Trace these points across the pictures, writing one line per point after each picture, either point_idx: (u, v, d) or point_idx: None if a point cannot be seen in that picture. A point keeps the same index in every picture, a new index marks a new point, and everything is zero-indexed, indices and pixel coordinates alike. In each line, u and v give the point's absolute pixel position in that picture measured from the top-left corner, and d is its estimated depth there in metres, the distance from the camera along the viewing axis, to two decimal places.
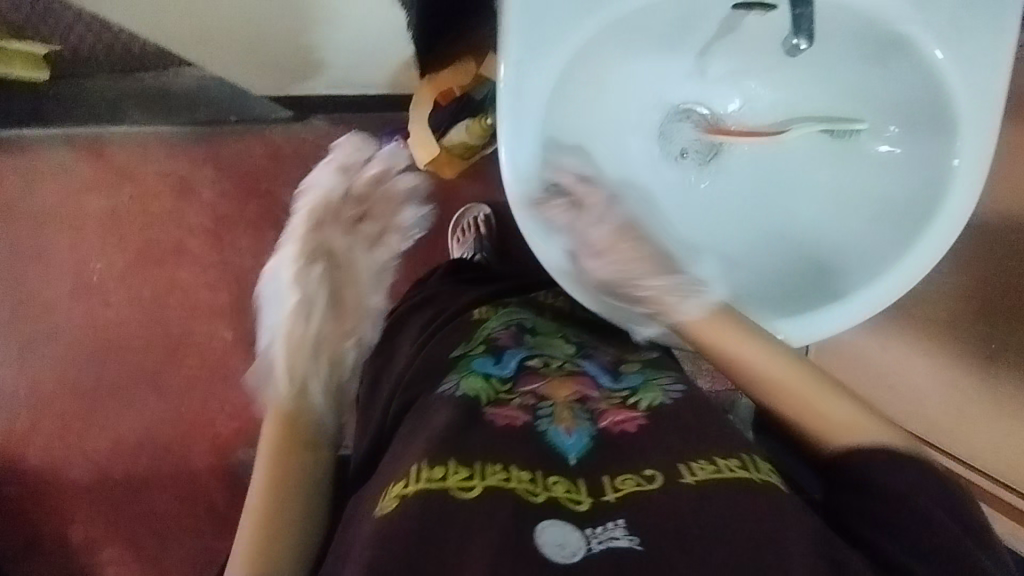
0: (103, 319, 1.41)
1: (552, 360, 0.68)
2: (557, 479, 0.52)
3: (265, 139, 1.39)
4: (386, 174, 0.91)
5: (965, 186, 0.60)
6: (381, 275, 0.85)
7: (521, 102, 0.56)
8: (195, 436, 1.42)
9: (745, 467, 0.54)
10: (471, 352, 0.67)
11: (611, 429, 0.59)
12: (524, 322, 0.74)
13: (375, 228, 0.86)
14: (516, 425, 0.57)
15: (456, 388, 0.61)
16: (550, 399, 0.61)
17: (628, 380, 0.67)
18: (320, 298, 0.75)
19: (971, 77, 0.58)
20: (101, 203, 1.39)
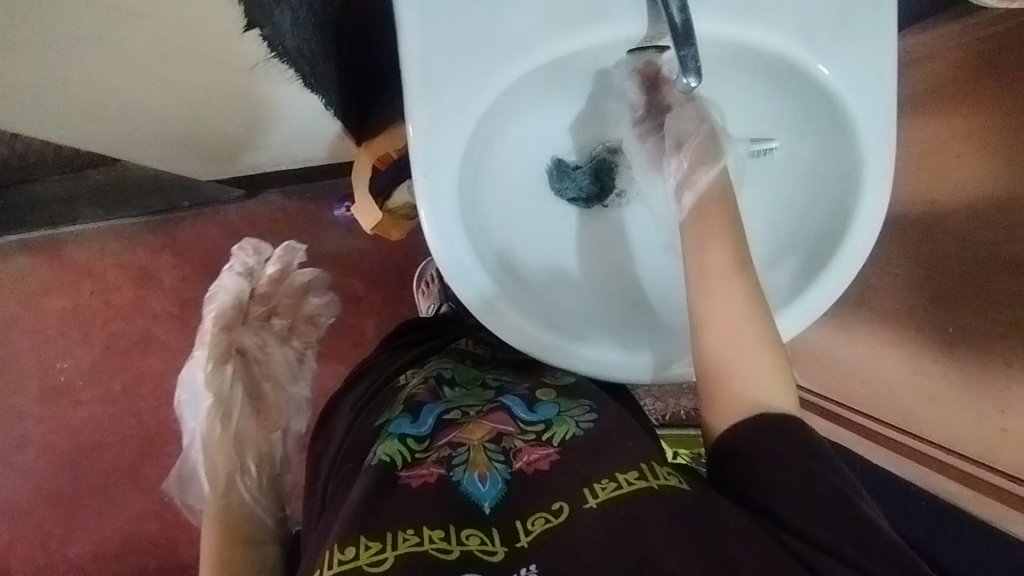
0: (75, 419, 1.39)
1: (470, 409, 0.72)
2: (471, 532, 0.55)
3: (220, 218, 1.39)
4: (287, 269, 1.18)
5: (874, 187, 0.63)
6: (294, 369, 1.10)
7: (434, 167, 0.58)
8: (181, 526, 1.39)
9: (643, 477, 0.58)
10: (391, 416, 0.71)
11: (524, 470, 0.63)
12: (443, 374, 0.79)
13: (284, 324, 1.14)
14: (430, 484, 0.59)
15: (374, 454, 0.65)
16: (465, 446, 0.65)
17: (542, 411, 0.71)
18: (235, 401, 0.96)
19: (860, 86, 0.61)
20: (63, 304, 1.38)
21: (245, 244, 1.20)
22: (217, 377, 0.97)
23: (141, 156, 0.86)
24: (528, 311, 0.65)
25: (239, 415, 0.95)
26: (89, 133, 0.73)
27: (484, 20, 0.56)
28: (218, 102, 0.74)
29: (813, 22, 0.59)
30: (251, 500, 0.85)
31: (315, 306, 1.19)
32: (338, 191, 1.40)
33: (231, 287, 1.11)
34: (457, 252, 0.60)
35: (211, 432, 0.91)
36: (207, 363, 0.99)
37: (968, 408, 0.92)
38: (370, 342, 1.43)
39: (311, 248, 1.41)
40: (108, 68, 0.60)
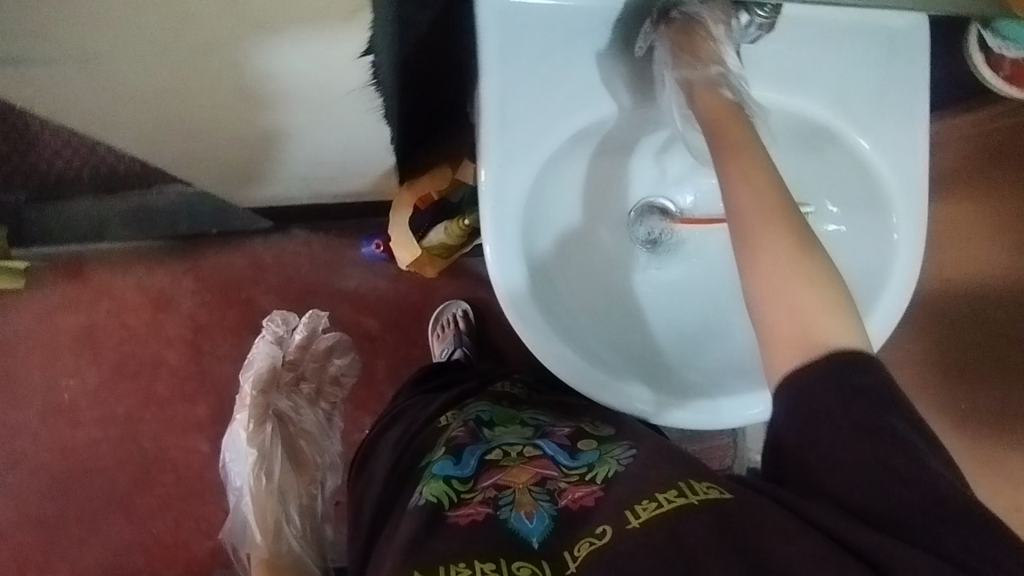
0: (72, 441, 1.36)
1: (511, 449, 0.72)
2: (521, 564, 0.55)
3: (245, 248, 1.41)
4: (312, 334, 1.17)
5: (905, 251, 0.67)
6: (326, 428, 1.09)
7: (503, 200, 0.61)
8: (168, 560, 1.35)
9: (683, 494, 0.57)
10: (435, 458, 0.71)
11: (570, 507, 0.62)
12: (482, 416, 0.79)
13: (312, 387, 1.12)
14: (477, 521, 0.60)
15: (420, 496, 0.65)
16: (510, 487, 0.65)
17: (584, 457, 0.70)
18: (276, 458, 0.97)
19: (897, 162, 0.66)
20: (77, 321, 1.38)
21: (274, 315, 1.21)
22: (258, 434, 0.99)
23: (193, 171, 0.88)
24: (569, 341, 0.66)
25: (281, 472, 0.97)
26: (156, 140, 0.75)
27: (555, 71, 0.60)
28: (284, 129, 0.77)
29: (853, 99, 0.65)
30: (298, 547, 0.90)
31: (341, 367, 1.17)
32: (364, 231, 1.43)
33: (264, 353, 1.13)
34: (511, 275, 0.63)
35: (256, 485, 0.95)
36: (248, 423, 1.01)
37: (980, 483, 0.93)
38: (382, 383, 1.42)
39: (332, 284, 1.43)
40: (197, 83, 0.62)
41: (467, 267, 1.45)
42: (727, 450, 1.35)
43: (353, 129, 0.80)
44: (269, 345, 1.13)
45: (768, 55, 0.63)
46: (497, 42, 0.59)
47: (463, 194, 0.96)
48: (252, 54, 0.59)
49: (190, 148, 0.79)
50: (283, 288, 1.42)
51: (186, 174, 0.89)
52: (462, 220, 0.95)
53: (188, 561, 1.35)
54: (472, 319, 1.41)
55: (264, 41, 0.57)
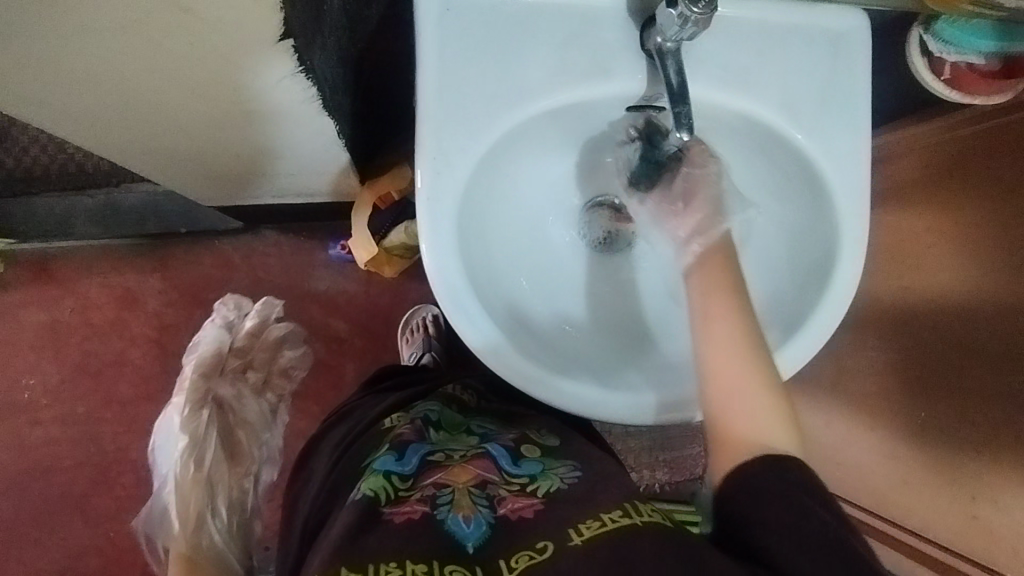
0: (30, 440, 1.34)
1: (454, 452, 0.71)
2: (454, 567, 0.54)
3: (213, 248, 1.40)
4: (264, 324, 1.32)
5: (851, 245, 0.66)
6: (263, 415, 1.24)
7: (440, 190, 0.60)
8: (124, 565, 1.32)
9: (628, 515, 0.57)
10: (377, 455, 0.70)
11: (509, 516, 0.61)
12: (430, 417, 0.78)
13: (258, 377, 1.28)
14: (413, 518, 0.58)
15: (358, 490, 0.64)
16: (449, 486, 0.64)
17: (527, 466, 0.69)
18: (208, 445, 1.12)
19: (841, 164, 0.66)
20: (40, 317, 1.36)
21: (225, 300, 1.34)
22: (193, 421, 1.14)
23: (138, 163, 0.86)
24: (509, 337, 0.64)
25: (213, 460, 1.11)
26: (103, 129, 0.73)
27: (493, 66, 0.60)
28: (234, 129, 0.76)
29: (796, 98, 0.65)
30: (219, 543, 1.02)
31: (290, 360, 1.34)
32: (333, 233, 1.42)
33: (211, 338, 1.27)
34: (446, 266, 0.61)
35: (185, 471, 1.08)
36: (186, 408, 1.16)
37: (940, 493, 0.92)
38: (349, 387, 1.41)
39: (300, 286, 1.42)
40: (141, 73, 0.61)
41: None
42: (696, 460, 1.35)
43: (297, 123, 0.75)
44: (218, 330, 1.28)
45: (713, 52, 0.63)
46: (434, 39, 0.59)
47: None
48: (173, 35, 0.54)
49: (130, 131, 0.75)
50: (252, 289, 1.41)
51: (139, 159, 0.85)
52: None
53: (144, 565, 1.32)
54: (442, 324, 1.40)
55: (193, 34, 0.54)
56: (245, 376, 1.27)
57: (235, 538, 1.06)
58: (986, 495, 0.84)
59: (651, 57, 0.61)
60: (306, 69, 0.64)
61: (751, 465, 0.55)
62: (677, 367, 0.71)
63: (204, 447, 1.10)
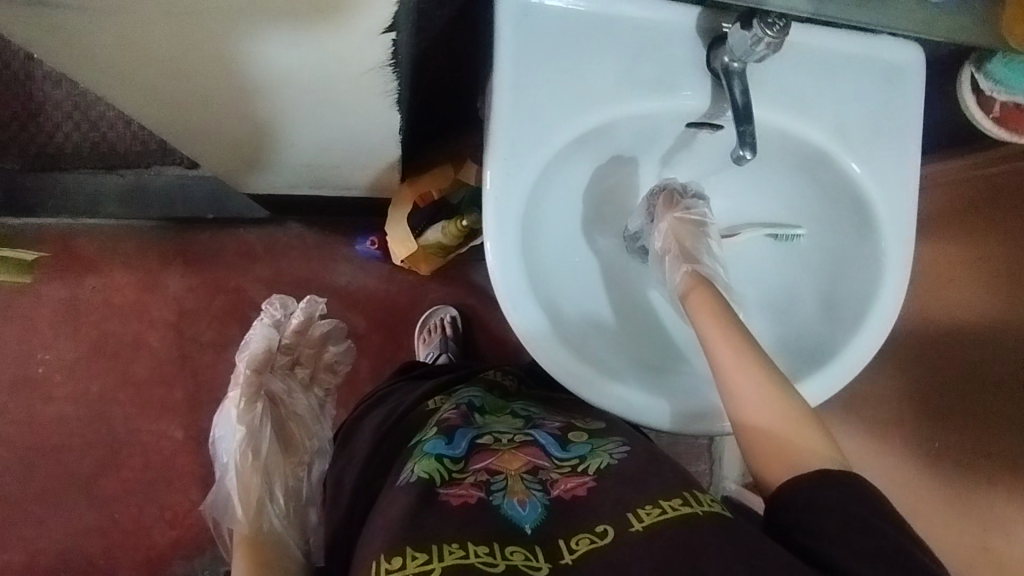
0: (42, 416, 1.34)
1: (502, 436, 0.72)
2: (515, 548, 0.55)
3: (239, 236, 1.41)
4: (310, 319, 1.14)
5: (892, 276, 0.69)
6: (313, 415, 1.04)
7: (508, 187, 0.62)
8: (128, 547, 1.32)
9: (687, 504, 0.58)
10: (426, 437, 0.71)
11: (562, 496, 0.62)
12: (473, 402, 0.80)
13: (307, 372, 1.11)
14: (470, 502, 0.60)
15: (411, 473, 0.65)
16: (502, 472, 0.65)
17: (575, 449, 0.69)
18: (265, 436, 0.91)
19: (889, 192, 0.68)
20: (61, 294, 1.36)
21: (274, 297, 1.18)
22: (248, 414, 0.92)
23: (187, 143, 0.86)
24: (558, 336, 0.66)
25: (270, 450, 0.91)
26: (164, 111, 0.73)
27: (567, 72, 0.62)
28: (295, 116, 0.77)
29: (850, 123, 0.67)
30: (280, 529, 0.84)
31: (336, 356, 1.15)
32: (358, 229, 1.43)
33: (260, 335, 1.07)
34: (508, 259, 0.63)
35: (243, 460, 0.88)
36: (239, 401, 0.94)
37: (951, 522, 0.93)
38: (363, 383, 1.41)
39: (322, 280, 1.42)
40: (232, 64, 0.62)
41: (458, 274, 1.46)
42: (702, 478, 1.37)
43: (366, 112, 0.76)
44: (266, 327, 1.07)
45: (774, 75, 0.65)
46: (512, 42, 0.60)
47: (464, 196, 0.98)
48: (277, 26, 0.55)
49: (199, 118, 0.76)
50: (274, 279, 1.41)
51: (195, 144, 0.86)
52: (461, 220, 0.96)
53: (147, 549, 1.32)
54: (459, 326, 1.42)
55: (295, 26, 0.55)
56: (293, 373, 1.08)
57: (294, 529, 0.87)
58: (997, 526, 0.85)
59: (716, 76, 0.63)
60: (394, 61, 0.66)
61: (806, 479, 0.57)
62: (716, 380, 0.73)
63: (263, 436, 0.91)
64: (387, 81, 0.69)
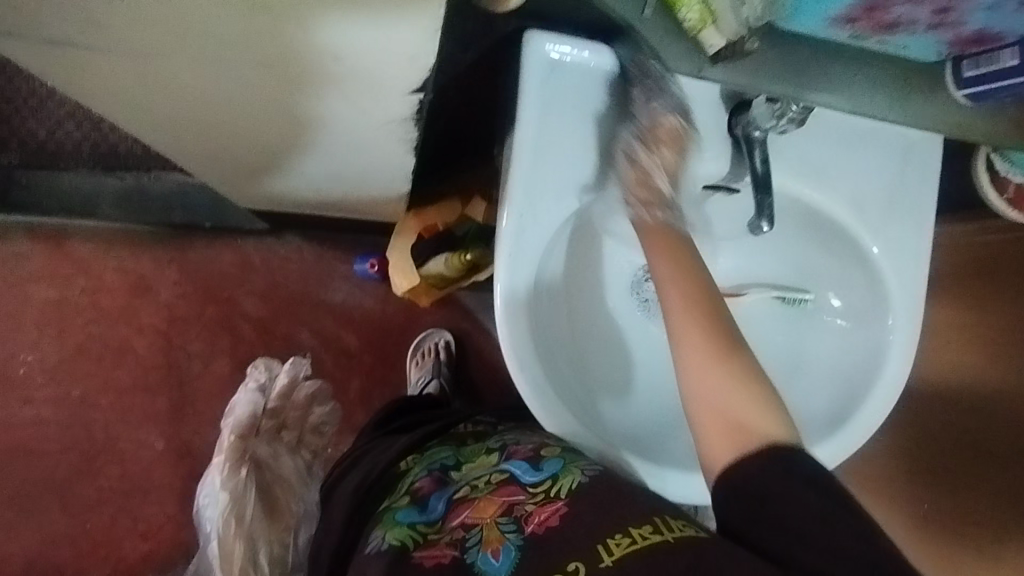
0: (19, 418, 1.30)
1: (477, 481, 0.73)
2: None
3: (235, 246, 1.39)
4: (296, 381, 1.23)
5: (900, 354, 0.68)
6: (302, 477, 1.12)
7: (519, 244, 0.66)
8: (97, 558, 1.29)
9: (657, 531, 0.58)
10: (398, 505, 0.74)
11: (536, 531, 0.63)
12: (447, 462, 0.80)
13: (293, 436, 1.16)
14: (443, 564, 0.63)
15: (382, 542, 0.68)
16: (477, 523, 0.66)
17: (548, 467, 0.69)
18: (248, 501, 1.03)
19: (905, 269, 0.68)
20: (48, 294, 1.33)
21: (260, 364, 1.30)
22: (230, 480, 1.07)
23: (191, 145, 0.78)
24: (555, 384, 0.70)
25: (252, 517, 1.02)
26: (156, 110, 0.67)
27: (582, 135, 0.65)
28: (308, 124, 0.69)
29: (867, 195, 0.68)
30: None
31: (321, 417, 1.21)
32: (358, 246, 1.41)
33: (246, 402, 1.21)
34: (515, 311, 0.66)
35: (227, 527, 1.00)
36: (225, 467, 1.10)
37: None
38: (351, 403, 1.40)
39: (317, 296, 1.41)
40: (251, 101, 0.63)
41: (456, 298, 1.44)
42: None
43: (374, 156, 0.77)
44: (252, 394, 1.21)
45: (793, 145, 0.66)
46: (536, 99, 0.64)
47: (470, 228, 0.97)
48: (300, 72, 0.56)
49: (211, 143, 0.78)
50: (268, 292, 1.39)
51: (202, 164, 0.88)
52: (465, 254, 0.95)
53: (117, 561, 1.29)
54: (453, 351, 1.40)
55: (315, 74, 0.56)
56: (280, 437, 1.15)
57: None
58: None
59: (737, 143, 0.65)
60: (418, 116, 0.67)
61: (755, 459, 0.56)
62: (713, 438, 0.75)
63: (244, 503, 1.03)
64: (407, 132, 0.70)
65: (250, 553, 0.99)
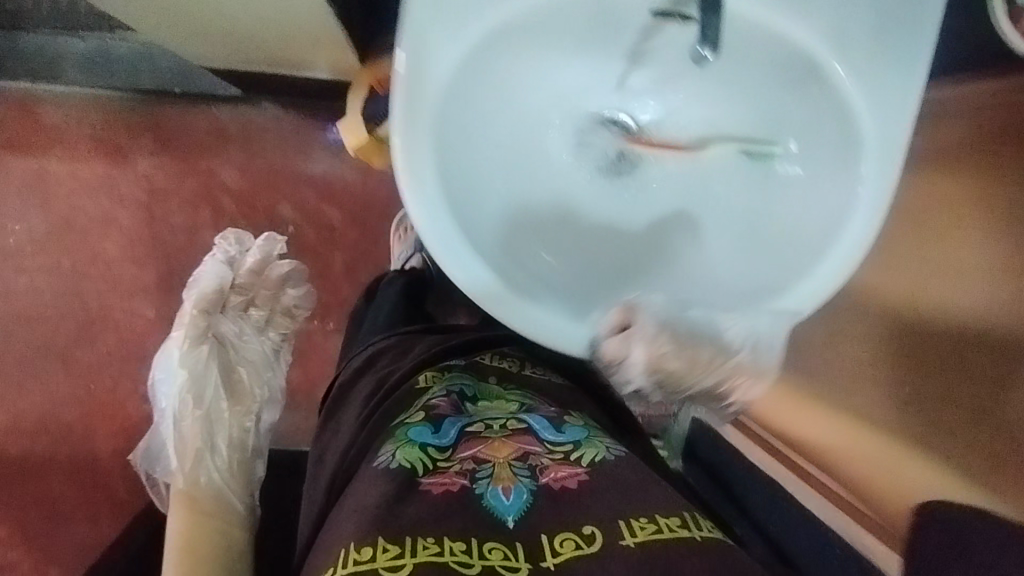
0: (16, 286, 1.35)
1: (493, 423, 0.74)
2: (495, 546, 0.58)
3: (210, 113, 1.34)
4: (266, 260, 1.24)
5: (865, 210, 0.63)
6: (264, 360, 1.15)
7: (417, 80, 0.61)
8: (104, 418, 1.37)
9: (685, 526, 0.59)
10: (412, 421, 0.73)
11: (551, 485, 0.65)
12: (465, 390, 0.80)
13: (261, 315, 1.20)
14: (451, 491, 0.63)
15: (392, 459, 0.66)
16: (490, 460, 0.67)
17: (569, 433, 0.73)
18: (209, 383, 0.99)
19: (885, 128, 0.61)
20: (27, 164, 1.32)
21: (228, 235, 1.28)
22: (192, 356, 1.02)
23: None
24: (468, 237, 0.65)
25: (212, 399, 0.99)
26: None
27: None
28: None
29: (843, 26, 0.61)
30: (220, 483, 0.87)
31: (293, 299, 1.25)
32: (335, 114, 1.34)
33: (213, 274, 1.19)
34: (414, 154, 0.62)
35: (182, 409, 0.95)
36: (185, 342, 1.04)
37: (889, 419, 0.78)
38: (336, 277, 1.39)
39: (297, 167, 1.36)
40: None
41: None
42: None
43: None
44: (219, 266, 1.19)
45: None
46: None
47: None
48: None
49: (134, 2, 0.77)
50: (247, 163, 1.36)
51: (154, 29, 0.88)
52: None
53: (123, 421, 1.37)
54: None
55: None
56: (247, 314, 1.18)
57: (237, 479, 0.91)
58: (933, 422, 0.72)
59: None
60: None
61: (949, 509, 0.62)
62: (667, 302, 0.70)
63: (204, 384, 0.99)
64: None
65: (207, 437, 0.93)
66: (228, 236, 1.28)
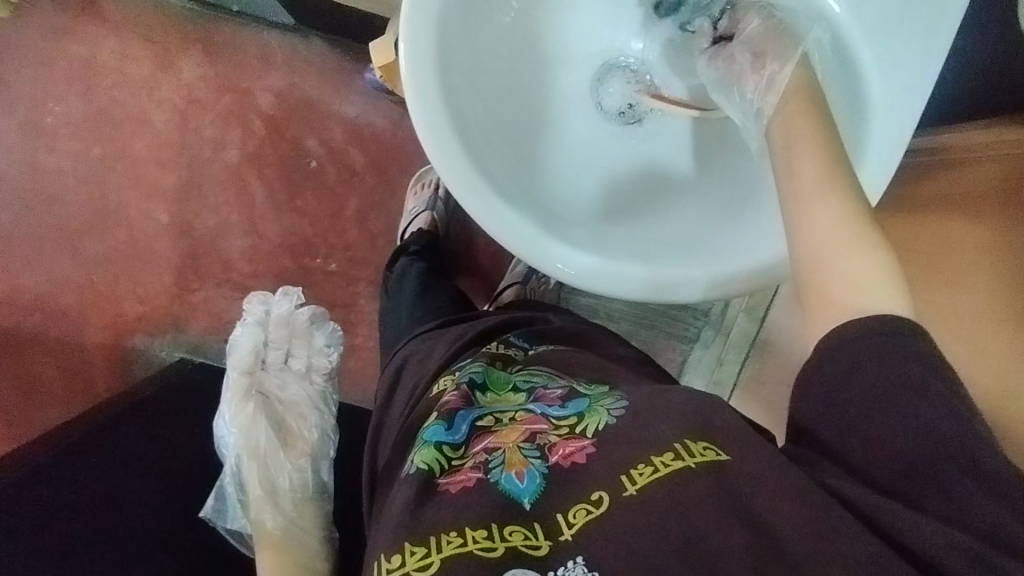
0: (44, 165, 1.39)
1: (504, 414, 0.66)
2: (514, 528, 0.50)
3: (259, 38, 1.38)
4: (292, 311, 1.17)
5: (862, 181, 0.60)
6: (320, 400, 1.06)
7: None
8: (98, 309, 1.40)
9: (681, 458, 0.52)
10: (426, 425, 0.67)
11: (561, 463, 0.56)
12: (476, 378, 0.73)
13: (302, 362, 1.10)
14: (467, 486, 0.55)
15: (411, 464, 0.61)
16: (499, 448, 0.59)
17: (574, 405, 0.64)
18: (260, 434, 0.96)
19: (890, 92, 0.60)
20: (79, 51, 1.38)
21: (252, 296, 1.20)
22: (239, 413, 0.97)
23: None
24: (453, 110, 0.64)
25: (270, 459, 0.95)
26: None
27: None
28: None
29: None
30: (300, 527, 0.89)
31: (326, 340, 1.15)
32: None
33: (248, 338, 1.10)
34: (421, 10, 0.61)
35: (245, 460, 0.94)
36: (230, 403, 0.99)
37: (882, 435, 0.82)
38: (347, 220, 1.40)
39: (331, 105, 1.39)
40: None
41: None
42: None
43: None
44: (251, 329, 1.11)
45: None
46: None
47: None
48: None
49: None
50: (285, 91, 1.39)
51: None
52: None
53: (115, 317, 1.39)
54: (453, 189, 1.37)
55: None
56: (289, 362, 1.09)
57: (310, 524, 0.90)
58: None
59: None
60: None
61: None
62: (661, 243, 0.67)
63: (254, 432, 0.96)
64: None
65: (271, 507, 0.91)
66: (257, 299, 1.19)
